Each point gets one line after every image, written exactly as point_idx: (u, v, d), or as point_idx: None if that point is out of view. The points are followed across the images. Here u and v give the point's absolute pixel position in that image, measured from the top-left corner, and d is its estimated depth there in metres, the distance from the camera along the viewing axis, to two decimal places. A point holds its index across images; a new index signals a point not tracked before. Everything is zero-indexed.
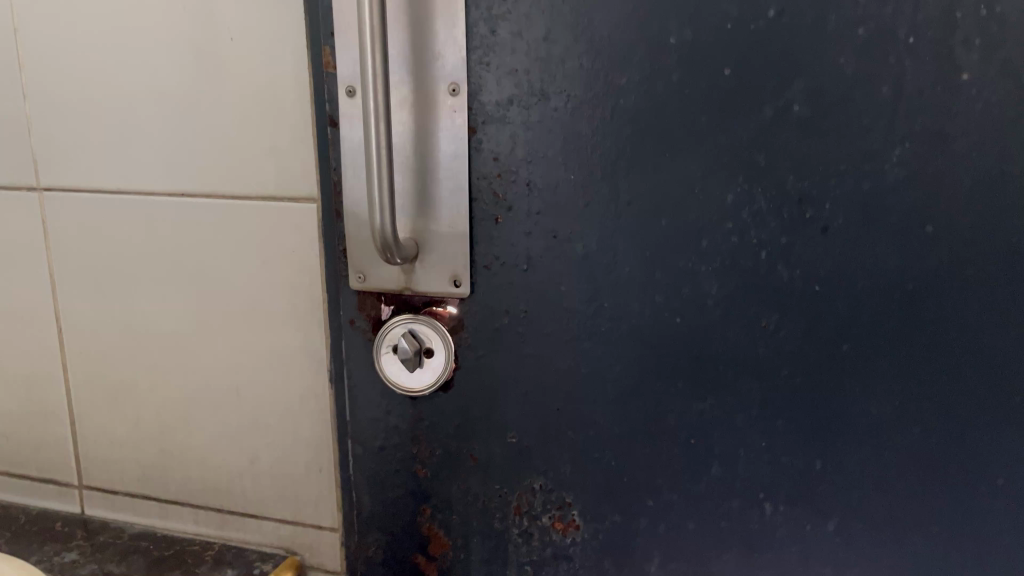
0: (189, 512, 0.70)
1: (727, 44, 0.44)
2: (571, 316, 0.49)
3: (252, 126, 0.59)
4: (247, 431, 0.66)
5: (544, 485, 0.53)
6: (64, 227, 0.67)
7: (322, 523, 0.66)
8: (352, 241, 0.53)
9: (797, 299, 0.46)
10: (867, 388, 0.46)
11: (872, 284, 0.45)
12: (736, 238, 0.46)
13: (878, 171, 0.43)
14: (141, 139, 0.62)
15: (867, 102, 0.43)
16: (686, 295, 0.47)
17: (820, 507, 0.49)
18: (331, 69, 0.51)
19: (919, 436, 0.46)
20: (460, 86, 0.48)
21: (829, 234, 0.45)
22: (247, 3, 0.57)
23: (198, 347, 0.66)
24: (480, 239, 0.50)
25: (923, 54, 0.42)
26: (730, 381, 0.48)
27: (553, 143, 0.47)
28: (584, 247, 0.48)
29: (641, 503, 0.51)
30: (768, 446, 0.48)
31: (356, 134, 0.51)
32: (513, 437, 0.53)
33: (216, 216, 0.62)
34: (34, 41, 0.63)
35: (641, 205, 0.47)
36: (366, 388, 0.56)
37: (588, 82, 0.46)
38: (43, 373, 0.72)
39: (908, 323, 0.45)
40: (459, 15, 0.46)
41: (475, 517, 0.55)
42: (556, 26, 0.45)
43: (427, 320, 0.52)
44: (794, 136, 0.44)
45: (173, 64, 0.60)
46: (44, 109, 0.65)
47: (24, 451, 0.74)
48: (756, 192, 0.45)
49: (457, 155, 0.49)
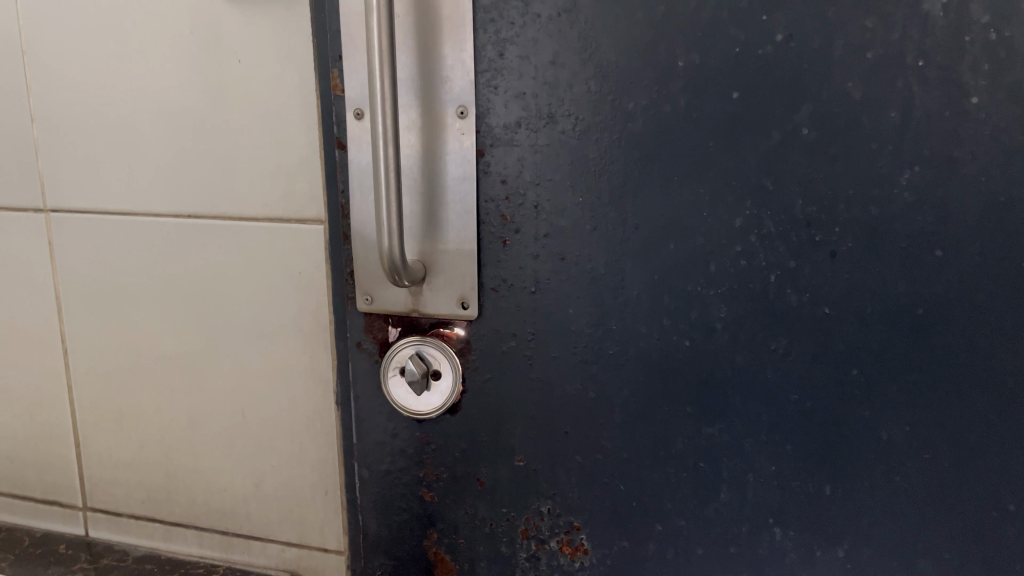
0: (193, 535, 0.70)
1: (734, 68, 0.44)
2: (579, 339, 0.49)
3: (259, 148, 0.59)
4: (252, 453, 0.66)
5: (552, 509, 0.53)
6: (70, 249, 0.67)
7: (328, 546, 0.66)
8: (360, 263, 0.53)
9: (806, 323, 0.46)
10: (876, 412, 0.46)
11: (881, 308, 0.45)
12: (745, 261, 0.46)
13: (886, 195, 0.43)
14: (149, 161, 0.63)
15: (875, 126, 0.43)
16: (694, 318, 0.47)
17: (830, 533, 0.48)
18: (340, 93, 0.51)
19: (930, 462, 0.46)
20: (468, 109, 0.48)
21: (837, 258, 0.45)
22: (256, 25, 0.57)
23: (204, 369, 0.65)
24: (488, 262, 0.50)
25: (931, 78, 0.42)
26: (739, 405, 0.48)
27: (561, 166, 0.47)
28: (592, 270, 0.48)
29: (650, 528, 0.51)
30: (777, 471, 0.48)
31: (364, 157, 0.51)
32: (520, 460, 0.52)
33: (222, 237, 0.62)
34: (42, 64, 0.64)
35: (650, 228, 0.47)
36: (374, 411, 0.56)
37: (595, 106, 0.46)
38: (47, 396, 0.72)
39: (918, 348, 0.45)
40: (468, 39, 0.47)
41: (482, 542, 0.55)
42: (565, 49, 0.45)
43: (435, 342, 0.52)
44: (802, 160, 0.44)
45: (181, 87, 0.60)
46: (52, 131, 0.65)
47: (28, 472, 0.74)
48: (764, 216, 0.45)
49: (465, 178, 0.49)
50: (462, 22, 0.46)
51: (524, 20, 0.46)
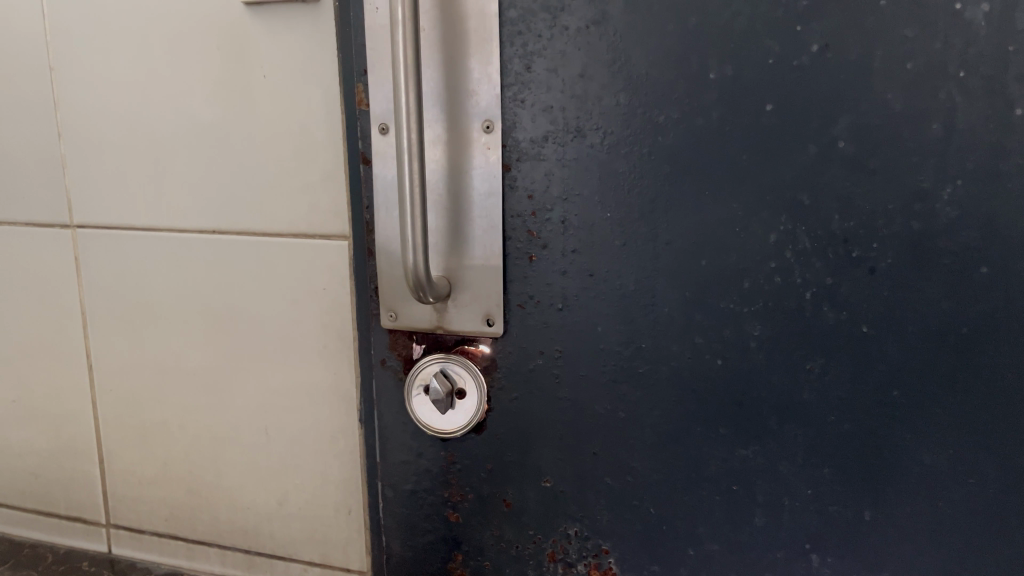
0: (216, 553, 0.69)
1: (768, 80, 0.42)
2: (608, 358, 0.48)
3: (284, 161, 0.59)
4: (276, 470, 0.65)
5: (579, 532, 0.51)
6: (96, 264, 0.67)
7: (351, 566, 0.65)
8: (385, 280, 0.52)
9: (844, 342, 0.44)
10: (918, 435, 0.44)
11: (923, 327, 0.43)
12: (780, 279, 0.44)
13: (929, 211, 0.42)
14: (175, 176, 0.62)
15: (917, 140, 0.41)
16: (728, 337, 0.46)
17: (871, 561, 0.47)
18: (365, 107, 0.50)
19: (976, 487, 0.44)
20: (495, 123, 0.47)
21: (876, 276, 0.43)
22: (281, 38, 0.57)
23: (228, 385, 0.65)
24: (514, 279, 0.49)
25: (975, 90, 0.40)
26: (774, 427, 0.46)
27: (589, 180, 0.46)
28: (622, 287, 0.47)
29: (682, 553, 0.49)
30: (815, 496, 0.47)
31: (390, 172, 0.50)
32: (547, 481, 0.51)
33: (246, 253, 0.61)
34: (69, 79, 0.64)
35: (681, 245, 0.45)
36: (398, 429, 0.55)
37: (625, 120, 0.45)
38: (73, 412, 0.71)
39: (963, 369, 0.43)
40: (494, 52, 0.46)
41: (508, 565, 0.53)
42: (593, 62, 0.44)
43: (460, 359, 0.51)
44: (840, 173, 0.43)
45: (206, 103, 0.60)
46: (79, 147, 0.65)
47: (53, 489, 0.74)
48: (800, 230, 0.44)
49: (491, 193, 0.48)
50: (488, 35, 0.46)
51: (552, 31, 0.45)
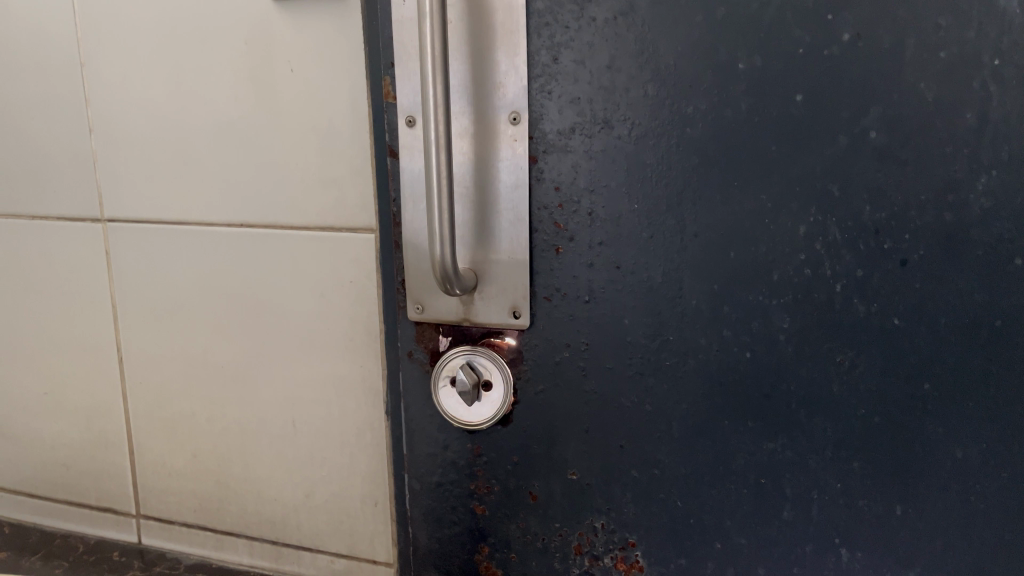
0: (243, 545, 0.70)
1: (798, 70, 0.42)
2: (635, 349, 0.48)
3: (311, 154, 0.59)
4: (304, 462, 0.66)
5: (606, 525, 0.51)
6: (126, 258, 0.67)
7: (377, 557, 0.66)
8: (412, 273, 0.52)
9: (874, 335, 0.44)
10: (950, 429, 0.44)
11: (955, 319, 0.43)
12: (810, 271, 0.44)
13: (962, 203, 0.42)
14: (203, 170, 0.63)
15: (949, 130, 0.41)
16: (757, 329, 0.46)
17: (901, 555, 0.46)
18: (392, 100, 0.50)
19: (1008, 481, 0.44)
20: (522, 115, 0.47)
21: (908, 268, 0.43)
22: (309, 32, 0.57)
23: (255, 377, 0.65)
24: (541, 271, 0.49)
25: (1009, 78, 0.40)
26: (803, 420, 0.46)
27: (616, 172, 0.46)
28: (649, 279, 0.47)
29: (709, 547, 0.49)
30: (843, 489, 0.46)
31: (417, 164, 0.51)
32: (574, 474, 0.51)
33: (273, 246, 0.62)
34: (100, 75, 0.65)
35: (710, 237, 0.45)
36: (424, 421, 0.55)
37: (653, 111, 0.45)
38: (103, 404, 0.72)
39: (996, 361, 0.43)
40: (521, 44, 0.46)
41: (534, 557, 0.53)
42: (621, 53, 0.44)
43: (486, 352, 0.51)
44: (871, 164, 0.42)
45: (235, 98, 0.60)
46: (110, 143, 0.66)
47: (84, 480, 0.75)
48: (830, 221, 0.43)
49: (519, 185, 0.48)
50: (516, 27, 0.46)
51: (579, 23, 0.45)
